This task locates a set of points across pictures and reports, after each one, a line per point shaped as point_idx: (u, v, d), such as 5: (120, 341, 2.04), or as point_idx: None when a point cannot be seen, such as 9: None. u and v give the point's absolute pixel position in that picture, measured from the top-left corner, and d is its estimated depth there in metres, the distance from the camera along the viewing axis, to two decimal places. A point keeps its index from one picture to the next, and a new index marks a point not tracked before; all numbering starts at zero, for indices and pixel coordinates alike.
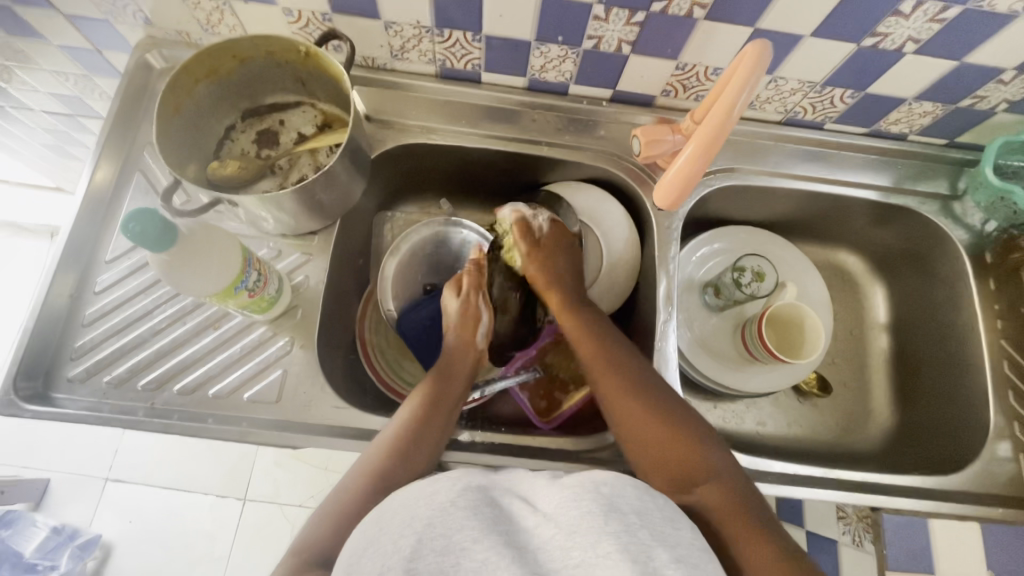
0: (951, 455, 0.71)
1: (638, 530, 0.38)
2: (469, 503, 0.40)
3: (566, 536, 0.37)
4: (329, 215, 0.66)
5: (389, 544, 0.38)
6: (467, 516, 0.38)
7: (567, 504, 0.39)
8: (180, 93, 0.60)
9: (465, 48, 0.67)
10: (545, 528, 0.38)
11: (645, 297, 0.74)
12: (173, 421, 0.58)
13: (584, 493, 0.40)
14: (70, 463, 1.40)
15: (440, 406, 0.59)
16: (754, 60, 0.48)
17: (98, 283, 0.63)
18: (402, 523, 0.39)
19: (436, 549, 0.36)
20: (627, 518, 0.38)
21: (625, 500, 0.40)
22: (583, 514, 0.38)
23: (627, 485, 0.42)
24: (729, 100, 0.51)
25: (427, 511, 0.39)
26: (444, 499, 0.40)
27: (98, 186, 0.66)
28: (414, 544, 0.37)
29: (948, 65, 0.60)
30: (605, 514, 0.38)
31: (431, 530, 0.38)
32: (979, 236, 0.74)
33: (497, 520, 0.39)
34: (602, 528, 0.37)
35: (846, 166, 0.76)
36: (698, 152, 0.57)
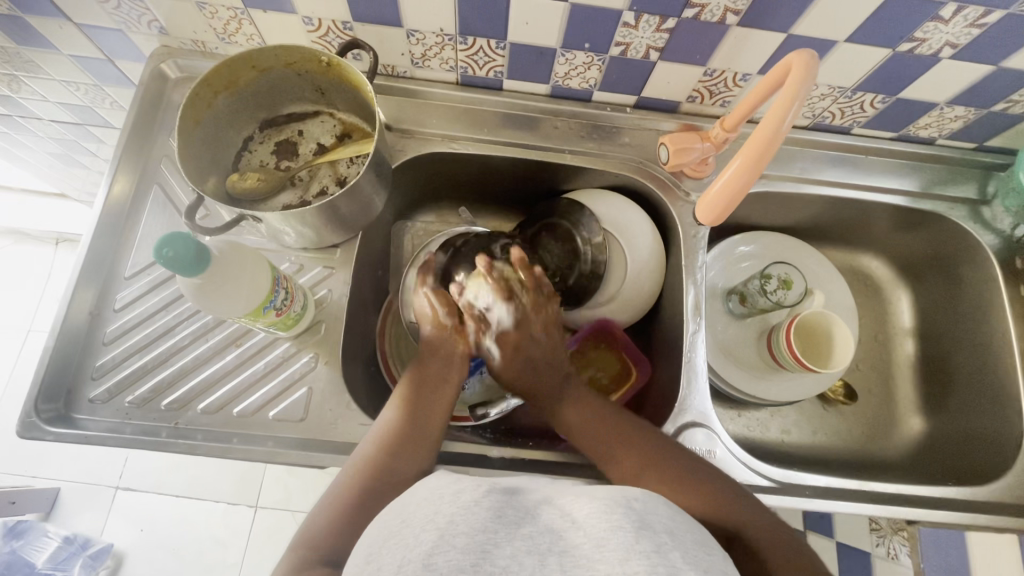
0: (982, 463, 0.70)
1: (668, 550, 0.36)
2: (494, 508, 0.38)
3: (594, 545, 0.36)
4: (351, 227, 0.64)
5: (410, 538, 0.36)
6: (494, 522, 0.37)
7: (598, 514, 0.38)
8: (200, 105, 0.59)
9: (488, 56, 0.65)
10: (572, 535, 0.37)
11: (672, 306, 0.73)
12: (197, 441, 0.57)
13: (615, 506, 0.39)
14: (81, 472, 1.39)
15: (422, 403, 0.58)
16: (809, 57, 0.47)
17: (118, 300, 0.62)
18: (425, 518, 0.38)
19: (460, 548, 0.35)
20: (658, 537, 0.37)
21: (656, 518, 0.39)
22: (613, 527, 0.37)
23: (660, 505, 0.41)
24: (780, 114, 0.49)
25: (452, 510, 0.38)
26: (471, 501, 0.39)
27: (115, 200, 0.65)
28: (435, 541, 0.35)
29: (985, 69, 0.59)
30: (635, 531, 0.37)
31: (453, 528, 0.36)
32: (1010, 241, 0.72)
33: (523, 528, 0.37)
34: (632, 543, 0.35)
35: (873, 171, 0.75)
36: (746, 160, 0.55)
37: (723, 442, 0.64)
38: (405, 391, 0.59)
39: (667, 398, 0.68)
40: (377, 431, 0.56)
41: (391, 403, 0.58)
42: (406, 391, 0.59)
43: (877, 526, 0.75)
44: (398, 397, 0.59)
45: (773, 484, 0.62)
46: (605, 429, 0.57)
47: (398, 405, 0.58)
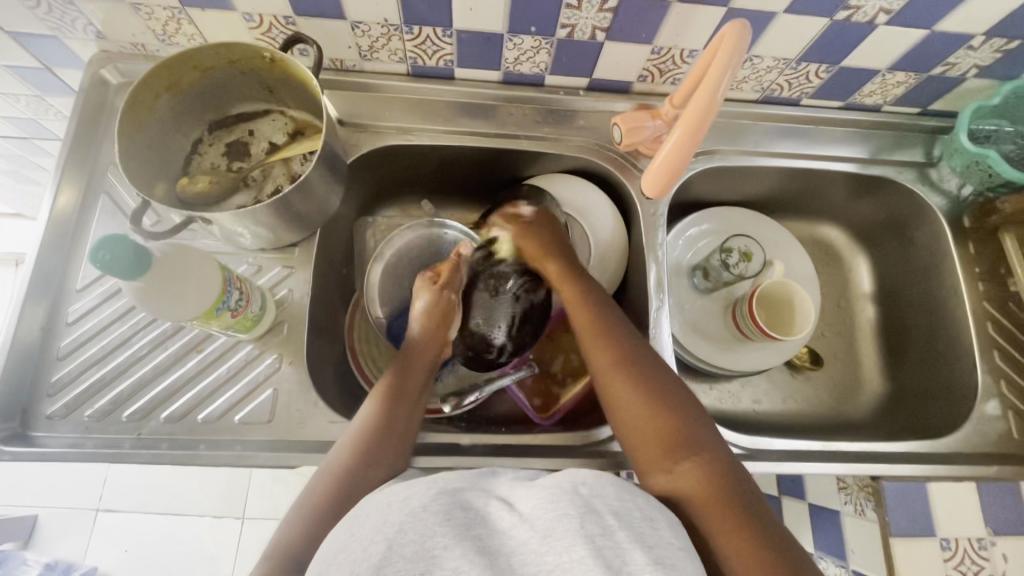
0: (943, 417, 0.72)
1: (615, 532, 0.37)
2: (445, 507, 0.39)
3: (540, 541, 0.37)
4: (308, 225, 0.64)
5: (359, 551, 0.37)
6: (443, 522, 0.37)
7: (542, 507, 0.39)
8: (141, 108, 0.58)
9: (436, 45, 0.65)
10: (520, 531, 0.38)
11: (636, 285, 0.73)
12: (161, 450, 0.56)
13: (560, 496, 0.39)
14: (58, 497, 1.36)
15: (401, 402, 0.57)
16: (735, 39, 0.48)
17: (71, 313, 0.61)
18: (374, 528, 0.38)
19: (408, 555, 0.35)
20: (604, 520, 0.38)
21: (602, 500, 0.39)
22: (558, 517, 0.38)
23: (608, 484, 0.41)
24: (714, 85, 0.50)
25: (399, 517, 0.38)
26: (418, 505, 0.39)
27: (62, 211, 0.63)
28: (383, 552, 0.36)
29: (920, 33, 0.60)
30: (580, 518, 0.38)
31: (403, 537, 0.37)
32: (957, 201, 0.75)
33: (472, 527, 0.38)
34: (578, 532, 0.37)
35: (824, 140, 0.76)
36: (682, 142, 0.56)
37: None
38: (386, 385, 0.59)
39: None
40: (356, 427, 0.55)
41: (371, 400, 0.57)
42: (386, 388, 0.58)
43: (844, 485, 0.70)
44: (378, 393, 0.58)
45: (742, 451, 0.64)
46: (615, 370, 0.55)
47: (377, 401, 0.57)
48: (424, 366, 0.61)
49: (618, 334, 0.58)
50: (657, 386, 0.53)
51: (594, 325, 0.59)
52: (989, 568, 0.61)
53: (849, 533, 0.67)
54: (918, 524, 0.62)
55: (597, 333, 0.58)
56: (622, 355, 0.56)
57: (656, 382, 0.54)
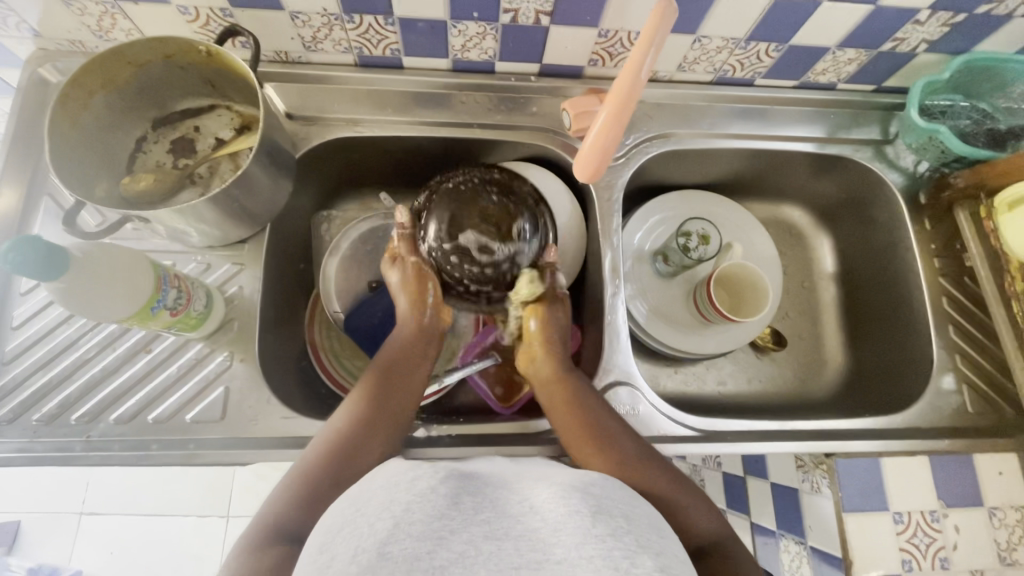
0: (901, 393, 0.73)
1: (622, 534, 0.37)
2: (450, 494, 0.39)
3: (550, 532, 0.36)
4: (255, 220, 0.63)
5: (365, 527, 0.36)
6: (451, 508, 0.38)
7: (555, 502, 0.39)
8: (76, 106, 0.57)
9: (380, 34, 0.64)
10: (530, 520, 0.38)
11: (594, 272, 0.73)
12: (112, 452, 0.56)
13: (571, 493, 0.40)
14: (40, 502, 1.36)
15: (394, 385, 0.57)
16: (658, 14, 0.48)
17: (15, 317, 0.60)
18: (381, 506, 0.38)
19: (415, 534, 0.35)
20: (613, 523, 0.38)
21: (612, 503, 0.40)
22: (569, 514, 0.38)
23: (614, 488, 0.42)
24: (638, 58, 0.50)
25: (407, 498, 0.38)
26: (427, 487, 0.39)
27: (3, 215, 0.62)
28: (390, 530, 0.36)
29: (865, 10, 0.60)
30: (591, 516, 0.38)
31: (409, 517, 0.37)
32: (914, 177, 0.75)
33: (479, 512, 0.38)
34: (588, 530, 0.37)
35: (780, 121, 0.76)
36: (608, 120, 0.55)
37: (647, 397, 0.65)
38: (375, 372, 0.58)
39: (593, 362, 0.69)
40: (346, 411, 0.55)
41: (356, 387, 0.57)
42: (375, 375, 0.58)
43: (801, 463, 0.69)
44: (364, 380, 0.58)
45: (697, 433, 0.64)
46: (584, 429, 0.56)
47: (365, 388, 0.57)
48: (416, 351, 0.61)
49: (558, 364, 0.61)
50: (616, 435, 0.55)
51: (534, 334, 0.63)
52: (941, 539, 0.60)
53: (807, 510, 0.67)
54: (871, 498, 0.61)
55: (568, 395, 0.58)
56: (589, 419, 0.56)
57: (611, 431, 0.56)
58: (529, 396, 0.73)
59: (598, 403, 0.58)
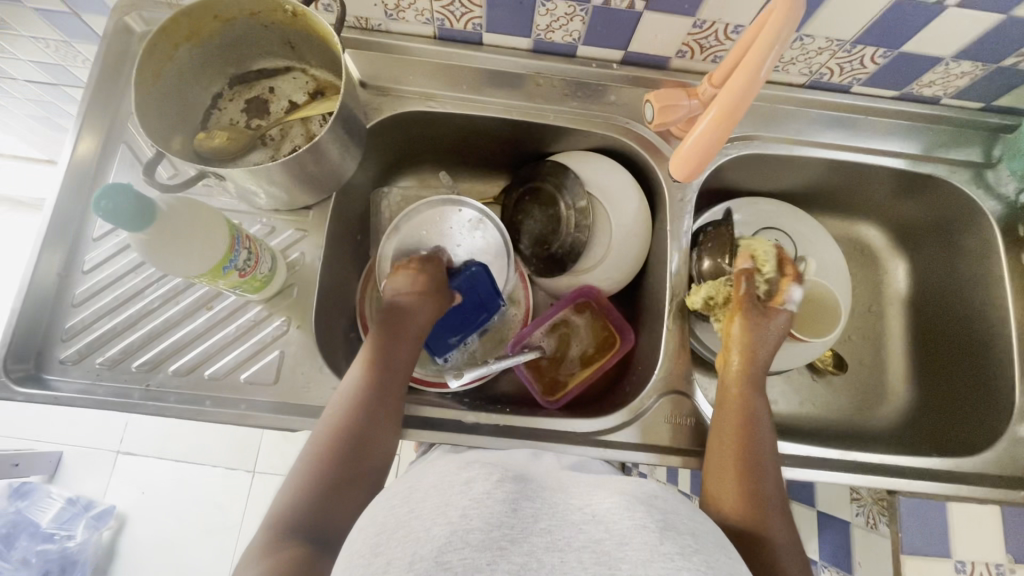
0: (972, 436, 0.68)
1: (691, 554, 0.35)
2: (507, 499, 0.37)
3: (616, 546, 0.34)
4: (322, 188, 0.62)
5: (421, 530, 0.35)
6: (510, 515, 0.36)
7: (619, 514, 0.36)
8: (161, 57, 0.56)
9: (464, 7, 0.62)
10: (593, 531, 0.35)
11: (656, 274, 0.71)
12: (169, 403, 0.57)
13: (636, 505, 0.37)
14: (82, 437, 1.42)
15: (387, 368, 0.56)
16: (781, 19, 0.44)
17: (86, 261, 0.61)
18: (436, 509, 0.36)
19: (474, 543, 0.33)
20: (682, 540, 0.35)
21: (679, 520, 0.37)
22: (635, 528, 0.35)
23: (679, 504, 0.39)
24: (756, 62, 0.47)
25: (463, 502, 0.36)
26: (482, 492, 0.37)
27: (81, 159, 0.63)
28: (448, 537, 0.33)
29: (995, 19, 0.55)
30: (659, 532, 0.35)
31: (467, 523, 0.34)
32: (1013, 207, 0.69)
33: (539, 521, 0.36)
34: (656, 546, 0.34)
35: (873, 133, 0.71)
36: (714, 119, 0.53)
37: (702, 409, 0.63)
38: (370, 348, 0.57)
39: (648, 366, 0.67)
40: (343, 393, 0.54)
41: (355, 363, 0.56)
42: (371, 350, 0.57)
43: (857, 496, 0.67)
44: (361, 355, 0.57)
45: None
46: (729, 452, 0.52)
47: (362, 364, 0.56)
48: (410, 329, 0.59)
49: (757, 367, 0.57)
50: (760, 471, 0.50)
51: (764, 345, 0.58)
52: None
53: (859, 547, 0.65)
54: (933, 543, 0.58)
55: (735, 412, 0.54)
56: (744, 447, 0.52)
57: (762, 467, 0.50)
58: (574, 394, 0.72)
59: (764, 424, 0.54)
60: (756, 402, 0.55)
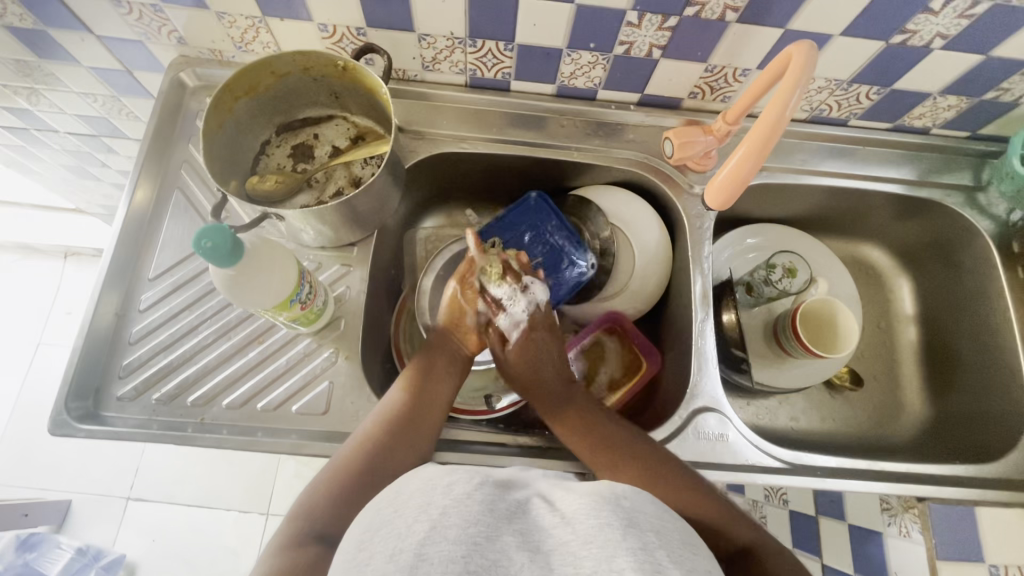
0: (990, 444, 0.71)
1: (654, 548, 0.37)
2: (487, 501, 0.40)
3: (580, 543, 0.37)
4: (366, 225, 0.66)
5: (402, 529, 0.37)
6: (486, 514, 0.38)
7: (586, 512, 0.39)
8: (221, 109, 0.61)
9: (496, 58, 0.68)
10: (560, 533, 0.38)
11: (679, 296, 0.74)
12: (223, 435, 0.58)
13: (603, 504, 0.40)
14: (92, 484, 1.39)
15: (428, 394, 0.60)
16: (790, 91, 0.51)
17: (142, 301, 0.64)
18: (419, 509, 0.39)
19: (452, 538, 0.36)
20: (644, 536, 0.38)
21: (644, 516, 0.40)
22: (600, 525, 0.38)
23: (647, 502, 0.42)
24: (775, 118, 0.53)
25: (444, 501, 0.39)
26: (463, 493, 0.40)
27: (138, 206, 0.67)
28: (427, 532, 0.36)
29: (975, 59, 0.61)
30: (622, 529, 0.37)
31: (445, 522, 0.37)
32: (1005, 226, 0.74)
33: (514, 522, 0.39)
34: (619, 540, 0.36)
35: (871, 161, 0.77)
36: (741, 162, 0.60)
37: (735, 425, 0.65)
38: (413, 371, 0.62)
39: (678, 384, 0.70)
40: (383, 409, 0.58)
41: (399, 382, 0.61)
42: (413, 372, 0.62)
43: (888, 506, 0.72)
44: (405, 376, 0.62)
45: (785, 465, 0.64)
46: (612, 453, 0.57)
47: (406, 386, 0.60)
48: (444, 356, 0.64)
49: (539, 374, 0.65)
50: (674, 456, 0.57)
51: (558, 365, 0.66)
52: None
53: (893, 556, 0.69)
54: (968, 550, 0.63)
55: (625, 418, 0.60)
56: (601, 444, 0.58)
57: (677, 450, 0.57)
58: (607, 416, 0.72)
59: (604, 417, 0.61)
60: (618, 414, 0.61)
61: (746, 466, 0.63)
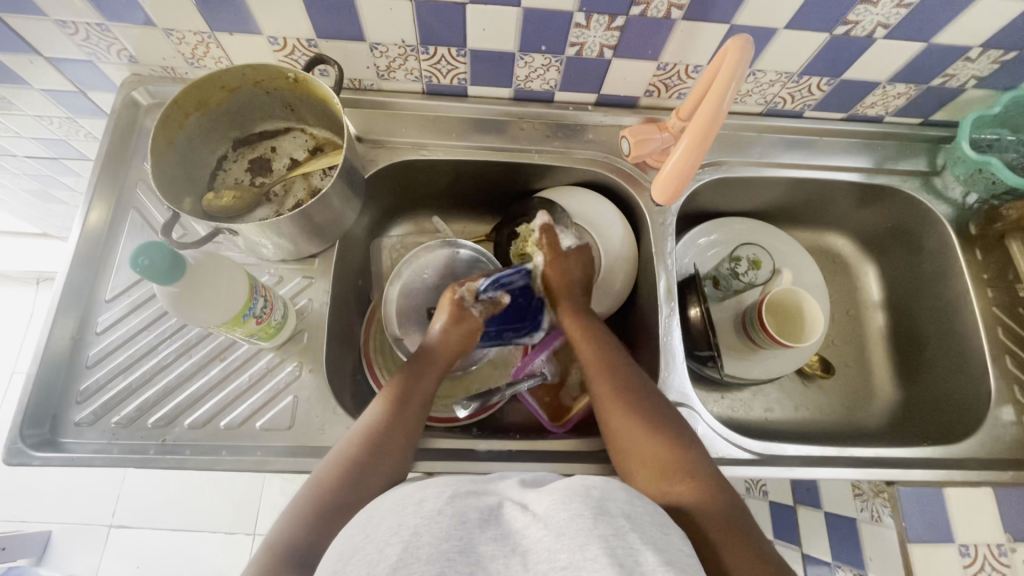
0: (959, 426, 0.72)
1: (626, 533, 0.37)
2: (457, 513, 0.39)
3: (554, 538, 0.37)
4: (327, 237, 0.66)
5: (374, 552, 0.36)
6: (457, 527, 0.38)
7: (556, 506, 0.39)
8: (172, 126, 0.61)
9: (450, 64, 0.68)
10: (535, 532, 0.38)
11: (646, 294, 0.75)
12: (185, 456, 0.57)
13: (573, 496, 0.40)
14: (72, 513, 1.35)
15: (405, 408, 0.58)
16: (724, 87, 0.52)
17: (99, 323, 0.63)
18: (389, 530, 0.38)
19: (424, 558, 0.35)
20: (616, 522, 0.38)
21: (614, 504, 0.40)
22: (572, 517, 0.38)
23: (617, 490, 0.41)
24: (708, 115, 0.55)
25: (414, 520, 0.38)
26: (434, 509, 0.39)
27: (92, 227, 0.66)
28: (400, 554, 0.36)
29: (918, 47, 0.62)
30: (593, 517, 0.38)
31: (417, 539, 0.37)
32: (962, 209, 0.75)
33: (486, 529, 0.38)
34: (592, 530, 0.37)
35: (828, 151, 0.78)
36: (682, 156, 0.60)
37: (703, 420, 0.65)
38: (393, 388, 0.60)
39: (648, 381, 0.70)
40: (360, 427, 0.56)
41: (377, 402, 0.59)
42: (393, 389, 0.60)
43: (859, 492, 0.73)
44: (383, 395, 0.59)
45: (755, 456, 0.64)
46: (646, 444, 0.54)
47: (384, 404, 0.58)
48: (433, 373, 0.63)
49: (614, 364, 0.62)
50: (665, 425, 0.55)
51: (609, 362, 0.62)
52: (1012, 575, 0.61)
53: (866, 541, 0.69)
54: (940, 530, 0.63)
55: (620, 407, 0.57)
56: (654, 442, 0.54)
57: (664, 424, 0.55)
58: (580, 416, 0.72)
59: (673, 421, 0.56)
60: (661, 410, 0.57)
61: (717, 459, 0.64)
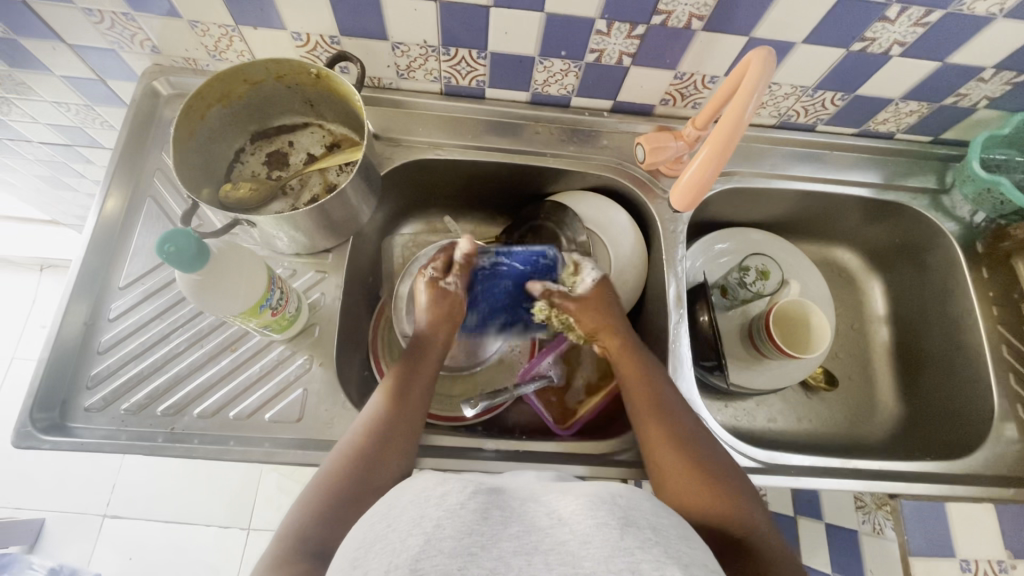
0: (961, 442, 0.72)
1: (651, 546, 0.37)
2: (480, 509, 0.39)
3: (579, 545, 0.36)
4: (342, 232, 0.66)
5: (396, 543, 0.36)
6: (479, 522, 0.37)
7: (583, 512, 0.38)
8: (194, 116, 0.61)
9: (470, 66, 0.69)
10: (559, 532, 0.37)
11: (655, 300, 0.75)
12: (194, 444, 0.58)
13: (600, 504, 0.39)
14: (66, 501, 1.34)
15: (408, 399, 0.59)
16: (747, 98, 0.53)
17: (112, 310, 0.63)
18: (411, 521, 0.37)
19: (445, 551, 0.35)
20: (643, 532, 0.38)
21: (640, 514, 0.39)
22: (597, 525, 0.37)
23: (643, 500, 0.41)
24: (729, 126, 0.55)
25: (438, 513, 0.38)
26: (456, 503, 0.38)
27: (108, 214, 0.67)
28: (422, 546, 0.35)
29: (932, 65, 0.63)
30: (620, 528, 0.37)
31: (440, 532, 0.36)
32: (969, 227, 0.76)
33: (508, 526, 0.38)
34: (617, 542, 0.36)
35: (839, 165, 0.79)
36: (704, 163, 0.61)
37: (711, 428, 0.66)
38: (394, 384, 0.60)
39: None
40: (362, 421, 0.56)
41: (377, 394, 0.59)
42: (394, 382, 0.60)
43: (862, 505, 0.75)
44: (384, 388, 0.59)
45: (760, 465, 0.64)
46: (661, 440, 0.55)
47: (385, 400, 0.58)
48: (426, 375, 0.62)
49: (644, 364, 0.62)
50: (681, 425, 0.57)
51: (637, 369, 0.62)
52: None
53: None
54: (937, 544, 0.65)
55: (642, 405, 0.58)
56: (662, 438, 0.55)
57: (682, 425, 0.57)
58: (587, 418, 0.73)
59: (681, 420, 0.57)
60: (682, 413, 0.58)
61: None
